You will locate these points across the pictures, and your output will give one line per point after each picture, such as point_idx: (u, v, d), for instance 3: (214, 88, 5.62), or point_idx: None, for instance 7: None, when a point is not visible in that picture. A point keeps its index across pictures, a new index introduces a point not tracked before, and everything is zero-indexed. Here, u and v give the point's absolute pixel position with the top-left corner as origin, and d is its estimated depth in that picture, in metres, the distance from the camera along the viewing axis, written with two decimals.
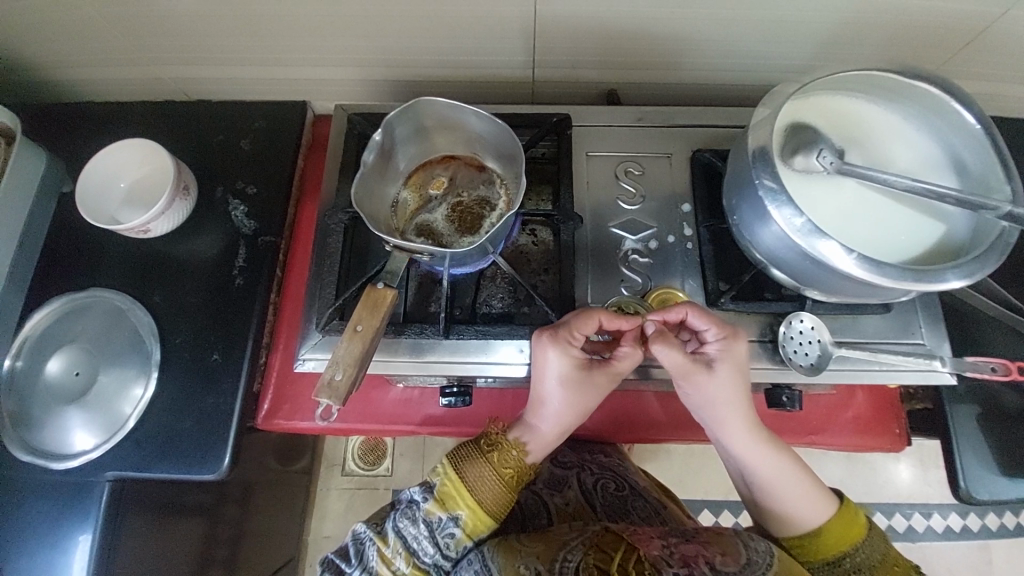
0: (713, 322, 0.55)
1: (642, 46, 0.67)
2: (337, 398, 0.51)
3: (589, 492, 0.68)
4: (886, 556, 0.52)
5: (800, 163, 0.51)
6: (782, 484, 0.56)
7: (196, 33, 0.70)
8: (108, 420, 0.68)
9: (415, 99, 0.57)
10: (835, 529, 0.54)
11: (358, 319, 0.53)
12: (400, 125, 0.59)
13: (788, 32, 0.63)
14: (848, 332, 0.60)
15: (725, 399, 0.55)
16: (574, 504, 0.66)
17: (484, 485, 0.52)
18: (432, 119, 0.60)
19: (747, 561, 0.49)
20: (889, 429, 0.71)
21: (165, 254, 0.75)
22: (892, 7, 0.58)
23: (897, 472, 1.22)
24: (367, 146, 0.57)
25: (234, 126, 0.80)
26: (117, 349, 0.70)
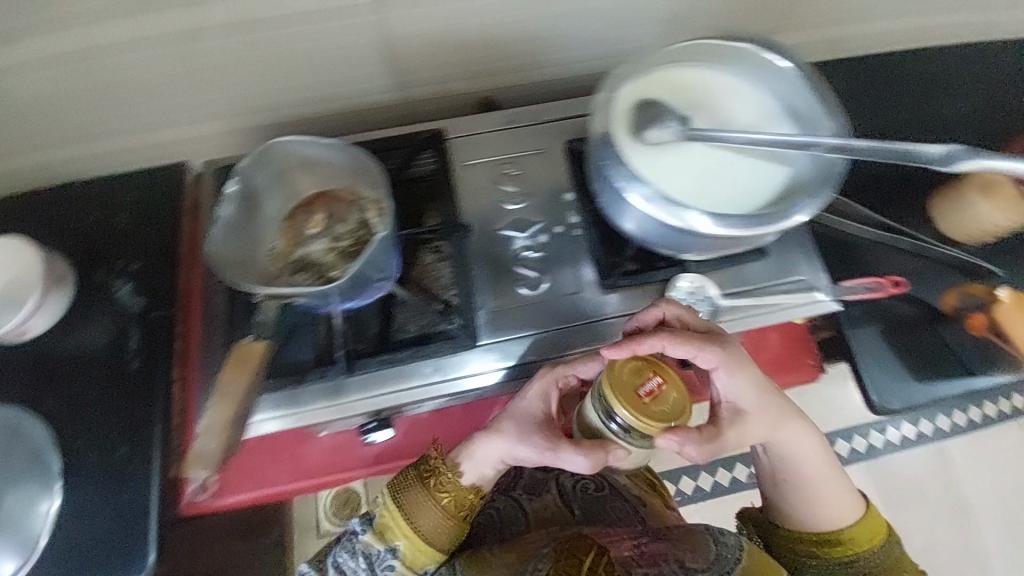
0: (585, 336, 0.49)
1: (500, 50, 0.69)
2: (207, 468, 0.49)
3: (565, 493, 0.66)
4: (896, 562, 0.61)
5: (648, 138, 0.53)
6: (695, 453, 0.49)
7: (38, 115, 0.66)
8: (14, 546, 0.63)
9: (264, 145, 0.58)
10: (860, 530, 0.62)
11: (227, 382, 0.52)
12: (257, 173, 0.60)
13: (627, 15, 0.67)
14: (733, 283, 0.63)
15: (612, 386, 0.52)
16: (550, 509, 0.64)
17: (425, 515, 0.56)
18: (291, 162, 0.61)
19: (715, 557, 0.53)
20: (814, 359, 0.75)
21: (48, 351, 0.70)
22: None
23: (847, 399, 1.29)
24: (223, 200, 0.58)
25: (103, 205, 0.76)
26: (15, 467, 0.65)
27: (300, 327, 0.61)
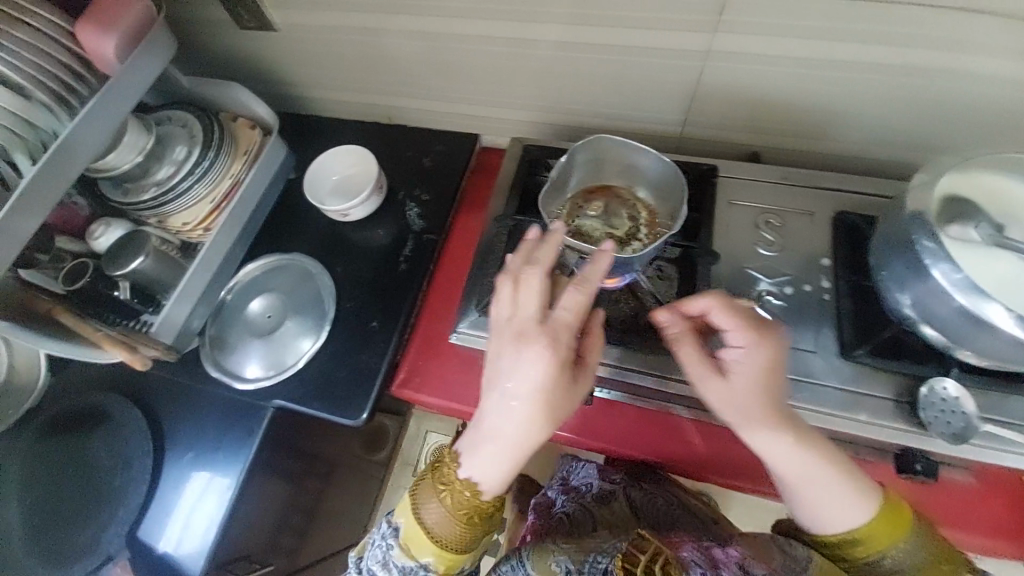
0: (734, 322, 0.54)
1: (798, 116, 0.74)
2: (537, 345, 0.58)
3: (636, 503, 0.82)
4: (933, 552, 0.52)
5: (957, 231, 0.53)
6: (809, 485, 0.53)
7: (420, 69, 0.87)
8: (276, 360, 0.84)
9: (600, 136, 0.67)
10: (877, 519, 0.53)
11: (556, 287, 0.58)
12: (582, 153, 0.69)
13: (948, 115, 0.68)
14: (997, 410, 0.57)
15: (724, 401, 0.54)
16: (617, 515, 0.80)
17: (434, 514, 0.57)
18: (610, 157, 0.70)
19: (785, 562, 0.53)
20: (683, 547, 0.58)
21: (348, 236, 0.93)
22: None
23: None
24: (554, 163, 0.68)
25: (420, 146, 0.98)
26: (303, 305, 0.87)
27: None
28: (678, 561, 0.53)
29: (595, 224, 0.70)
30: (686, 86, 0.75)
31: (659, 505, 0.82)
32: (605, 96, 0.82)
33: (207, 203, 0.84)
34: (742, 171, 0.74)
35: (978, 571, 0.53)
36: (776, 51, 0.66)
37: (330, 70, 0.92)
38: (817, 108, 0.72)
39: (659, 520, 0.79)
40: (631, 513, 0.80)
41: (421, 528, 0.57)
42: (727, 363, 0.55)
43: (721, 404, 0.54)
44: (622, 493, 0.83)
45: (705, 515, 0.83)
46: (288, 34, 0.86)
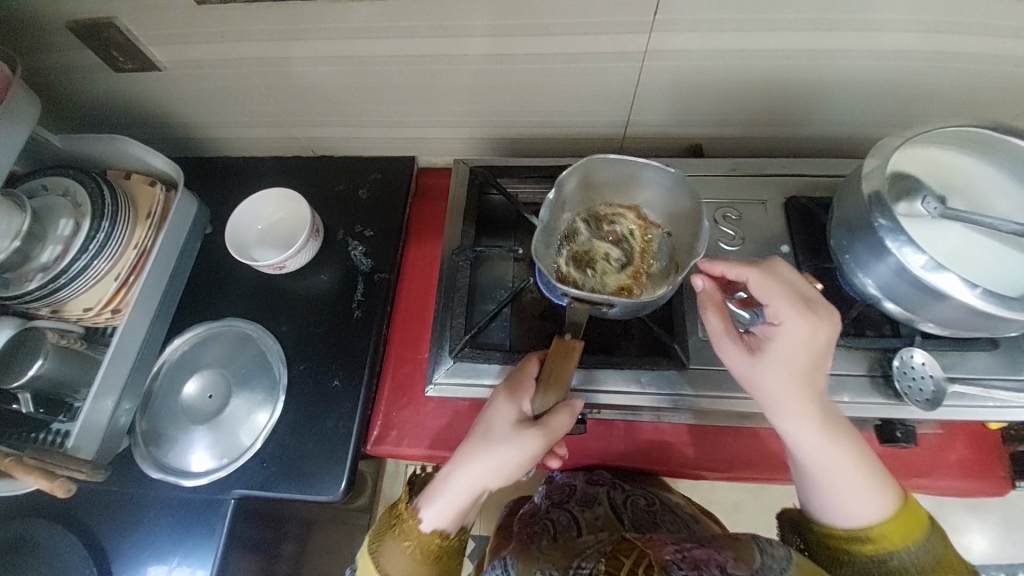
0: (778, 296, 0.54)
1: (734, 106, 0.75)
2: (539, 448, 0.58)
3: (618, 507, 0.75)
4: (940, 558, 0.51)
5: (906, 208, 0.55)
6: (833, 476, 0.54)
7: (339, 98, 0.80)
8: (230, 444, 0.74)
9: (590, 159, 0.63)
10: (891, 524, 0.52)
11: (552, 370, 0.58)
12: (572, 179, 0.65)
13: (868, 91, 0.71)
14: (958, 367, 0.61)
15: (751, 377, 0.54)
16: (603, 519, 0.72)
17: (392, 557, 0.58)
18: (601, 177, 0.67)
19: (761, 565, 0.51)
20: (663, 551, 0.54)
21: (288, 288, 0.84)
22: (972, 59, 0.65)
23: (973, 541, 1.10)
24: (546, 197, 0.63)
25: (353, 177, 0.91)
26: (249, 375, 0.78)
27: (506, 313, 0.69)
28: (660, 563, 0.51)
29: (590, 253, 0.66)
30: (625, 88, 0.74)
31: (641, 508, 0.76)
32: (542, 104, 0.79)
33: (112, 280, 0.72)
34: (692, 167, 0.74)
35: (934, 541, 0.52)
36: (710, 46, 0.65)
37: (237, 108, 0.82)
38: (752, 96, 0.73)
39: (641, 522, 0.73)
40: (612, 515, 0.73)
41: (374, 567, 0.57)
42: (763, 338, 0.55)
43: (749, 377, 0.54)
44: (605, 496, 0.76)
45: (686, 515, 0.78)
46: (177, 75, 0.76)
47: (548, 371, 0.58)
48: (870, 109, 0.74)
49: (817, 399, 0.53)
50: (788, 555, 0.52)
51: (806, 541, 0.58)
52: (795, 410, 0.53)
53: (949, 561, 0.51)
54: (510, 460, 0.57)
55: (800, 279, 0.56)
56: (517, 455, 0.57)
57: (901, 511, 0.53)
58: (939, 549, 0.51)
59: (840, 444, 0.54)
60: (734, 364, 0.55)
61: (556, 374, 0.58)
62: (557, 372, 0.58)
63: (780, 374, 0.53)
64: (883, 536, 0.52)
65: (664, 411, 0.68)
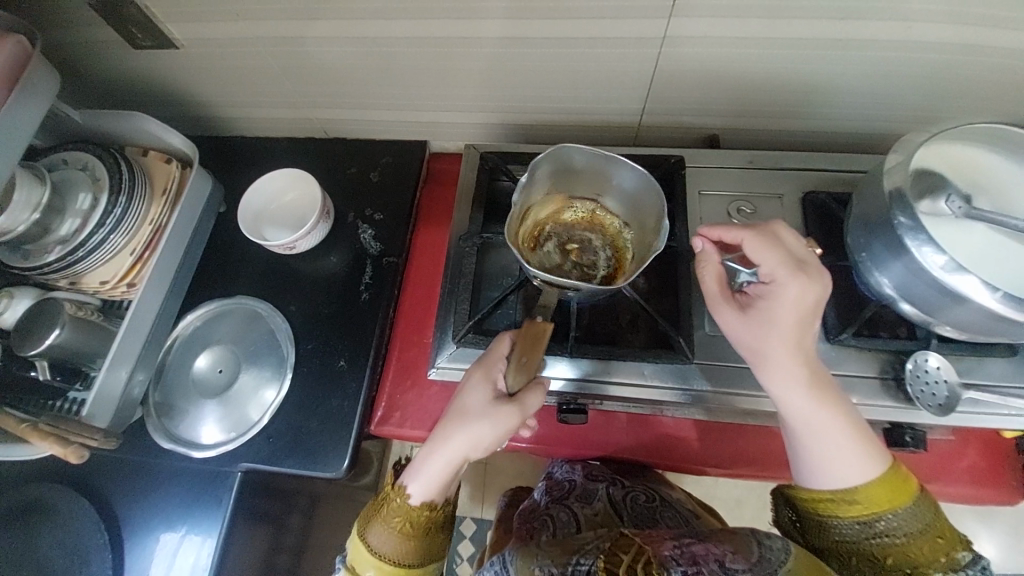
0: (768, 255, 0.54)
1: (754, 97, 0.73)
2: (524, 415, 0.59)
3: (616, 503, 0.75)
4: (931, 527, 0.50)
5: (928, 206, 0.53)
6: (822, 440, 0.53)
7: (353, 80, 0.79)
8: (238, 418, 0.76)
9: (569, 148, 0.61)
10: (880, 487, 0.51)
11: (524, 353, 0.56)
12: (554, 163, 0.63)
13: (897, 85, 0.68)
14: (973, 373, 0.59)
15: (741, 339, 0.55)
16: (602, 514, 0.73)
17: (382, 541, 0.59)
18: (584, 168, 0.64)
19: (759, 558, 0.50)
20: (662, 545, 0.52)
21: (298, 269, 0.85)
22: (1009, 53, 0.61)
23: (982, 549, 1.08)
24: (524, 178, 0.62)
25: (364, 160, 0.91)
26: (258, 352, 0.79)
27: (510, 300, 0.68)
28: (658, 558, 0.49)
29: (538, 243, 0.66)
30: (642, 74, 0.72)
31: (641, 504, 0.76)
32: (556, 90, 0.77)
33: (128, 254, 0.74)
34: (707, 159, 0.72)
35: (925, 508, 0.51)
36: (733, 33, 0.63)
37: (251, 86, 0.83)
38: (775, 86, 0.70)
39: (641, 519, 0.73)
40: (612, 513, 0.74)
41: (370, 553, 0.59)
42: (755, 299, 0.55)
43: (739, 336, 0.55)
44: (604, 493, 0.77)
45: (686, 509, 0.78)
46: (192, 53, 0.76)
47: (518, 355, 0.56)
48: (897, 103, 0.71)
49: (804, 358, 0.53)
50: (785, 547, 0.52)
51: (798, 513, 0.57)
52: (782, 371, 0.53)
53: (939, 530, 0.50)
54: (487, 436, 0.57)
55: (799, 243, 0.55)
56: (491, 431, 0.57)
57: (894, 478, 0.52)
58: (930, 518, 0.50)
59: (828, 406, 0.54)
60: (725, 324, 0.56)
61: (526, 357, 0.56)
62: (529, 352, 0.55)
63: (766, 331, 0.53)
64: (872, 502, 0.51)
65: (667, 405, 0.67)
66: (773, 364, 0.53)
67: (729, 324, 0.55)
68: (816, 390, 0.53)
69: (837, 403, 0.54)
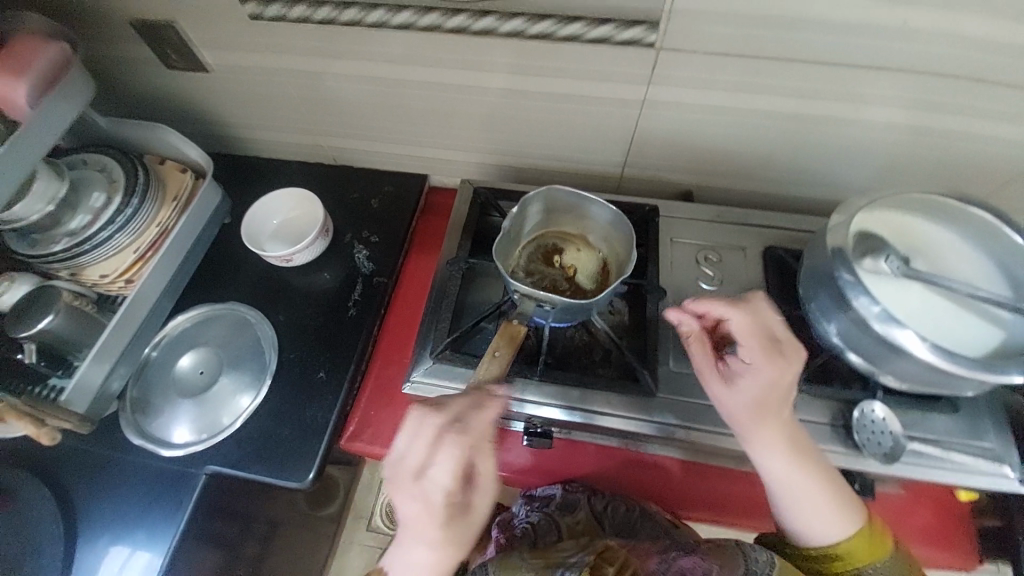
0: (745, 330, 0.58)
1: (724, 160, 0.81)
2: (490, 404, 0.56)
3: (598, 513, 0.81)
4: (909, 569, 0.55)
5: (870, 264, 0.58)
6: (805, 504, 0.56)
7: (365, 114, 0.87)
8: (213, 420, 0.77)
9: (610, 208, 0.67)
10: (861, 543, 0.55)
11: (497, 347, 0.62)
12: (601, 211, 0.69)
13: (851, 158, 0.76)
14: (918, 426, 0.62)
15: (728, 410, 0.58)
16: (583, 524, 0.80)
17: None
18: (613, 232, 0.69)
19: (746, 570, 0.53)
20: (647, 561, 0.60)
21: (292, 282, 0.89)
22: (947, 138, 0.69)
23: None
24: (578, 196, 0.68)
25: (366, 187, 0.97)
26: (241, 357, 0.82)
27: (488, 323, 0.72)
28: (643, 570, 0.56)
29: (525, 255, 0.72)
30: (624, 131, 0.80)
31: (621, 513, 0.80)
32: (547, 138, 0.85)
33: (130, 252, 0.78)
34: (680, 211, 0.79)
35: (896, 560, 0.55)
36: (703, 101, 0.71)
37: (271, 112, 0.90)
38: (742, 152, 0.78)
39: (622, 528, 0.79)
40: (593, 522, 0.80)
41: None
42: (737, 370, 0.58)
43: (725, 407, 0.58)
44: (586, 501, 0.82)
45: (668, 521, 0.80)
46: (221, 77, 0.84)
47: (492, 348, 0.62)
48: (852, 175, 0.79)
49: (785, 426, 0.57)
50: (771, 557, 0.54)
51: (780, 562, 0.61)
52: (766, 440, 0.56)
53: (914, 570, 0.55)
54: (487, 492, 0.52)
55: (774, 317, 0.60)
56: (491, 483, 0.52)
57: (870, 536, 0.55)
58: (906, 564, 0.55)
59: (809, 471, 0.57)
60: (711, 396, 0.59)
61: (501, 352, 0.62)
62: (504, 348, 0.62)
63: (750, 401, 0.56)
64: (856, 556, 0.54)
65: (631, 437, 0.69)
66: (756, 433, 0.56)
67: (716, 391, 0.59)
68: (799, 454, 0.57)
69: (816, 465, 0.57)
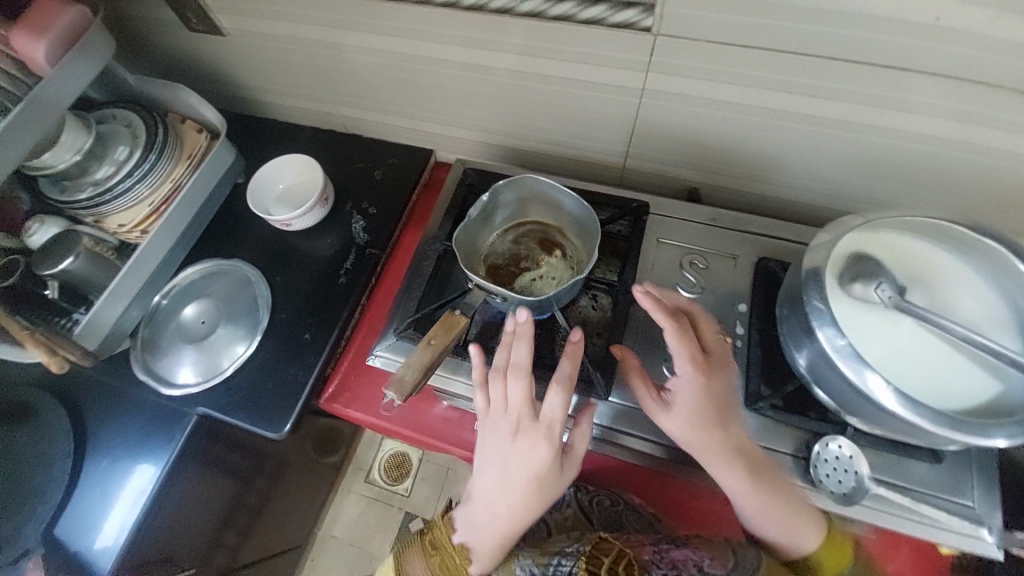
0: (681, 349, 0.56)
1: (731, 159, 0.75)
2: (400, 394, 0.57)
3: (586, 509, 0.78)
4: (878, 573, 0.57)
5: (858, 291, 0.53)
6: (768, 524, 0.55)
7: (370, 85, 0.88)
8: (207, 367, 0.84)
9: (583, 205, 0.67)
10: (826, 552, 0.55)
11: (434, 335, 0.62)
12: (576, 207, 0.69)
13: (872, 168, 0.68)
14: (889, 470, 0.57)
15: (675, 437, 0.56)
16: (571, 519, 0.77)
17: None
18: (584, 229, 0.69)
19: (734, 564, 0.55)
20: (643, 551, 0.61)
21: (293, 245, 0.93)
22: (986, 153, 0.61)
23: None
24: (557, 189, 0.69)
25: (372, 158, 0.99)
26: (238, 312, 0.87)
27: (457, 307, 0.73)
28: (639, 563, 0.59)
29: (497, 242, 0.72)
30: (624, 120, 0.75)
31: (606, 506, 0.77)
32: (547, 122, 0.82)
33: (146, 205, 0.84)
34: (674, 210, 0.74)
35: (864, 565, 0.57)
36: (706, 94, 0.66)
37: (285, 78, 0.93)
38: (750, 151, 0.72)
39: (610, 522, 0.75)
40: (582, 517, 0.77)
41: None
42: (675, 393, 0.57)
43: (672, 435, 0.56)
44: (573, 497, 0.80)
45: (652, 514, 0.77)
46: (237, 41, 0.87)
47: (427, 336, 0.61)
48: (875, 187, 0.71)
49: (740, 451, 0.55)
50: (757, 557, 0.56)
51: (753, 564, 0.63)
52: (721, 466, 0.54)
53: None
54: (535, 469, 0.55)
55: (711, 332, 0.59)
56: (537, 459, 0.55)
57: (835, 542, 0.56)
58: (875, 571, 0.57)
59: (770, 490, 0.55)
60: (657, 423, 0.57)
61: (437, 340, 0.61)
62: (438, 337, 0.61)
63: (699, 428, 0.55)
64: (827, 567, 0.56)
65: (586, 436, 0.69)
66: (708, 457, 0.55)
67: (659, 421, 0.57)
68: (759, 474, 0.55)
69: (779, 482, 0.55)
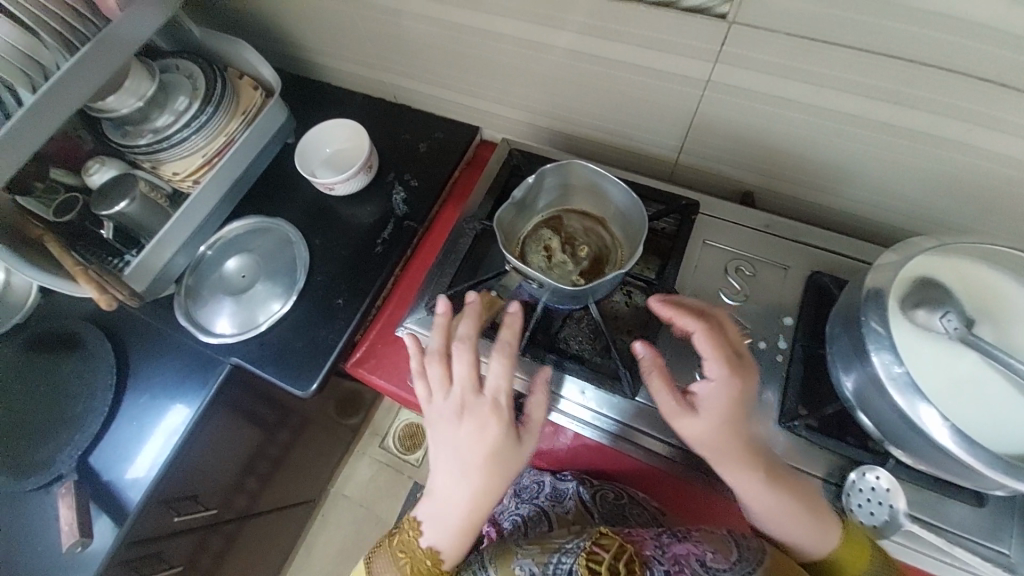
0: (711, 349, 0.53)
1: (793, 164, 0.71)
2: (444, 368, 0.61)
3: (588, 500, 0.69)
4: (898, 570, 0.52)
5: (921, 317, 0.49)
6: (781, 526, 0.52)
7: (424, 56, 0.87)
8: (243, 320, 0.86)
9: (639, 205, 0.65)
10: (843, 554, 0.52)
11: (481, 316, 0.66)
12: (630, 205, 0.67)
13: (950, 186, 0.63)
14: (927, 508, 0.54)
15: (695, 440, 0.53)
16: (573, 512, 0.69)
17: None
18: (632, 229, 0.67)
19: (738, 557, 0.51)
20: (645, 545, 0.56)
21: (333, 209, 0.94)
22: None
23: None
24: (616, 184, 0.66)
25: (418, 130, 0.98)
26: (276, 270, 0.89)
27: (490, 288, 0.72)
28: (640, 557, 0.54)
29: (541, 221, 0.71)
30: (682, 113, 0.72)
31: (610, 501, 0.69)
32: (600, 109, 0.79)
33: (200, 156, 0.86)
34: (725, 212, 0.71)
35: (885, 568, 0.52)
36: (776, 91, 0.62)
37: (341, 42, 0.93)
38: (816, 157, 0.68)
39: (612, 518, 0.68)
40: (584, 510, 0.68)
41: None
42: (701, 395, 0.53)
43: (693, 438, 0.53)
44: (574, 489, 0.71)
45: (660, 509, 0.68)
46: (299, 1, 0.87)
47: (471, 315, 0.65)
48: (949, 208, 0.66)
49: (756, 457, 0.52)
50: (760, 553, 0.52)
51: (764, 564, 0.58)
52: (737, 469, 0.52)
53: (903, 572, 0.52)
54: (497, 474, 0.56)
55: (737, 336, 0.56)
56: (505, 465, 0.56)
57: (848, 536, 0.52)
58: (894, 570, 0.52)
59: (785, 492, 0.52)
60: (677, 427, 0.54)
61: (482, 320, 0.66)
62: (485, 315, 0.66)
63: (721, 432, 0.52)
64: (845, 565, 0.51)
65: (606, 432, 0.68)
66: (725, 460, 0.52)
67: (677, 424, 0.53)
68: (774, 480, 0.52)
69: (794, 486, 0.53)
